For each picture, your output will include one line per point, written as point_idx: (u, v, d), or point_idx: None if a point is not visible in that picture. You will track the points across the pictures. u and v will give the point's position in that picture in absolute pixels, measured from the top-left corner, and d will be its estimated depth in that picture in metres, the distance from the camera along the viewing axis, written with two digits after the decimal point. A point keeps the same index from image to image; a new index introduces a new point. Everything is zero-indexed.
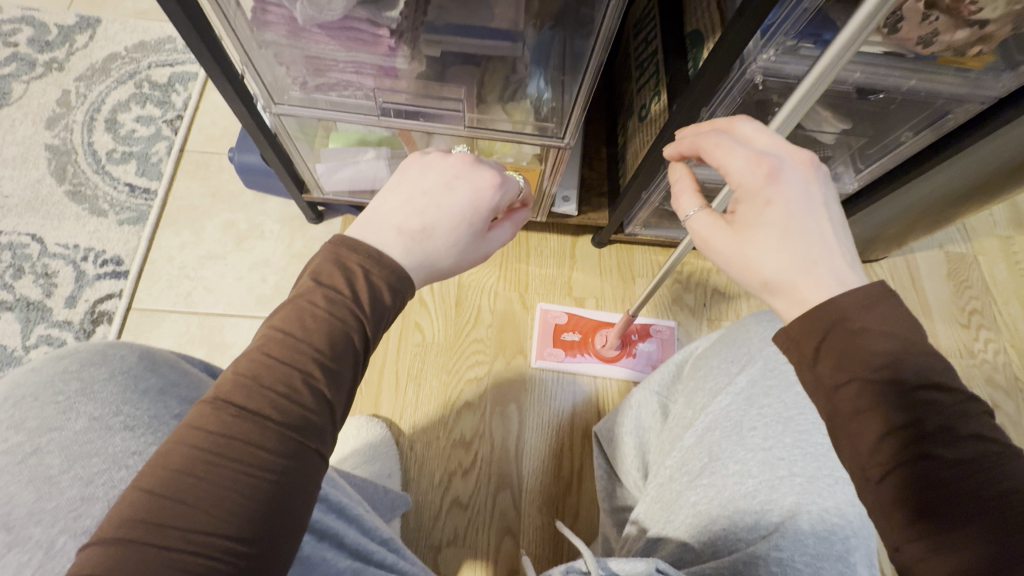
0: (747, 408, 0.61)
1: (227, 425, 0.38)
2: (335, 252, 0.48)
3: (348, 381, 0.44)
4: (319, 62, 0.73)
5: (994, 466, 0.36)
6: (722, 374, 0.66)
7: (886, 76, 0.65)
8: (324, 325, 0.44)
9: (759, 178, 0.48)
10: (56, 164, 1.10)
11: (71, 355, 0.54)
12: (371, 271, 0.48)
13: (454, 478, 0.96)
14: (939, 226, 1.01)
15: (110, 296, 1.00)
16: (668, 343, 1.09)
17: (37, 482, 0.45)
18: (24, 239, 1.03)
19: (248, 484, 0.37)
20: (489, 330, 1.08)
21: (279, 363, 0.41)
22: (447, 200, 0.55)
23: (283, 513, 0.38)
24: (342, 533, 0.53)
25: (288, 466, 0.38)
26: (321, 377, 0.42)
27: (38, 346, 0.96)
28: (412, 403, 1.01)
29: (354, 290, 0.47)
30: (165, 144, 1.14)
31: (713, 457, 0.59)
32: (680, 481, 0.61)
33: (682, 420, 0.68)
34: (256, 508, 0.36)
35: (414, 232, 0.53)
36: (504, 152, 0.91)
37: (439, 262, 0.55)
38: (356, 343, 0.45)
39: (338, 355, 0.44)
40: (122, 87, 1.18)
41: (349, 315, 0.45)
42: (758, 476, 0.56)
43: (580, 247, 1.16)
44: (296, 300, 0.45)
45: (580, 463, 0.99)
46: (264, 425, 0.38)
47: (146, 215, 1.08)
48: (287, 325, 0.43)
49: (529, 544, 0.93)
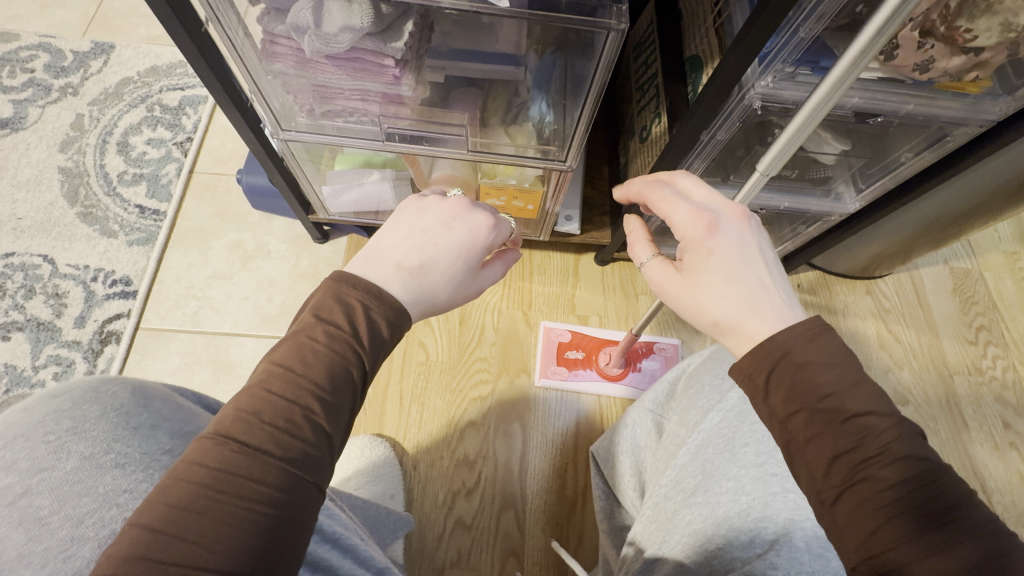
0: (738, 424, 0.61)
1: (227, 460, 0.38)
2: (337, 287, 0.49)
3: (347, 415, 0.45)
4: (325, 90, 0.75)
5: (922, 483, 0.41)
6: (713, 392, 0.66)
7: (885, 100, 0.66)
8: (324, 360, 0.44)
9: (701, 230, 0.54)
10: (68, 186, 1.12)
11: (64, 393, 0.55)
12: (370, 307, 0.49)
13: (457, 498, 0.96)
14: (945, 240, 1.01)
15: (119, 316, 1.02)
16: (672, 360, 1.08)
17: (28, 523, 0.45)
18: (36, 260, 1.05)
19: (246, 520, 0.37)
20: (493, 349, 1.08)
21: (280, 398, 0.42)
22: (443, 239, 0.56)
23: (280, 546, 0.38)
24: (337, 564, 0.55)
25: (286, 500, 0.39)
26: (320, 411, 0.43)
27: (48, 367, 0.97)
28: (416, 423, 1.01)
29: (355, 326, 0.48)
30: (175, 166, 1.16)
31: (707, 475, 0.58)
32: (674, 499, 0.61)
33: (675, 438, 0.68)
34: (254, 544, 0.37)
35: (412, 267, 0.54)
36: (507, 174, 0.92)
37: (436, 297, 0.55)
38: (355, 377, 0.46)
39: (337, 390, 0.44)
40: (133, 110, 1.20)
41: (349, 351, 0.46)
42: (752, 493, 0.55)
43: (583, 265, 1.17)
44: (296, 335, 0.46)
45: (584, 482, 0.98)
46: (264, 460, 0.39)
47: (155, 235, 1.09)
48: (288, 361, 0.44)
49: (533, 565, 0.92)
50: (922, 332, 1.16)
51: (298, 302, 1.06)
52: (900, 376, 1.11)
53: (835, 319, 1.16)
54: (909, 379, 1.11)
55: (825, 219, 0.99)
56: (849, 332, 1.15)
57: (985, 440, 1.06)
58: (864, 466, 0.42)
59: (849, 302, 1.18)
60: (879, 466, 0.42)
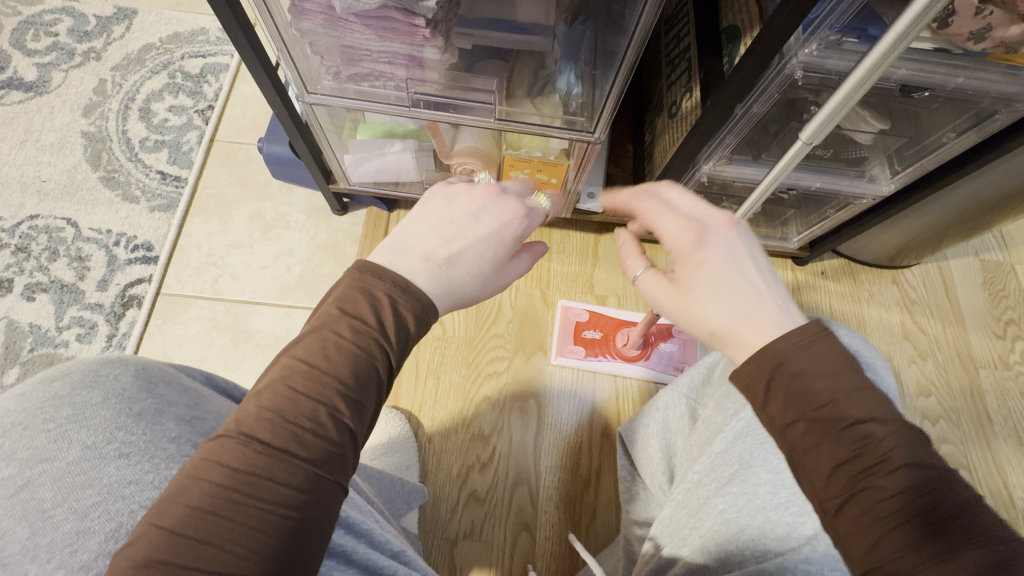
0: None
1: (249, 462, 0.37)
2: (361, 276, 0.48)
3: (371, 412, 0.44)
4: (353, 51, 0.74)
5: (927, 491, 0.39)
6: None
7: (933, 72, 0.65)
8: (349, 357, 0.43)
9: (689, 243, 0.53)
10: (91, 151, 1.13)
11: (63, 376, 0.50)
12: (397, 299, 0.48)
13: (472, 471, 0.96)
14: (977, 231, 0.99)
15: (140, 281, 1.03)
16: (690, 344, 1.07)
17: (30, 517, 0.42)
18: (60, 224, 1.06)
19: (269, 524, 0.36)
20: (510, 326, 1.07)
21: (303, 395, 0.41)
22: (472, 229, 0.55)
23: (304, 546, 0.37)
24: (351, 550, 0.49)
25: (307, 501, 0.38)
26: (344, 407, 0.42)
27: (71, 328, 0.98)
28: (432, 397, 1.01)
29: (381, 319, 0.46)
30: (196, 134, 1.16)
31: (744, 465, 0.55)
32: (708, 485, 0.58)
33: (711, 425, 0.65)
34: (276, 547, 0.36)
35: (440, 259, 0.53)
36: (531, 146, 0.90)
37: (464, 290, 0.54)
38: (381, 372, 0.45)
39: (363, 386, 0.43)
40: (156, 77, 1.20)
41: (374, 346, 0.45)
42: (792, 487, 0.53)
43: (603, 245, 1.15)
44: (319, 329, 0.44)
45: (600, 468, 0.97)
46: (287, 463, 0.38)
47: (176, 202, 1.09)
48: (310, 356, 0.43)
49: (547, 543, 0.92)
50: (949, 324, 1.13)
51: (317, 273, 1.06)
52: (923, 368, 1.09)
53: (858, 309, 1.14)
54: (932, 370, 1.09)
55: (854, 203, 0.97)
56: (873, 323, 1.13)
57: (1010, 436, 1.04)
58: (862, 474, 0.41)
59: (874, 291, 1.16)
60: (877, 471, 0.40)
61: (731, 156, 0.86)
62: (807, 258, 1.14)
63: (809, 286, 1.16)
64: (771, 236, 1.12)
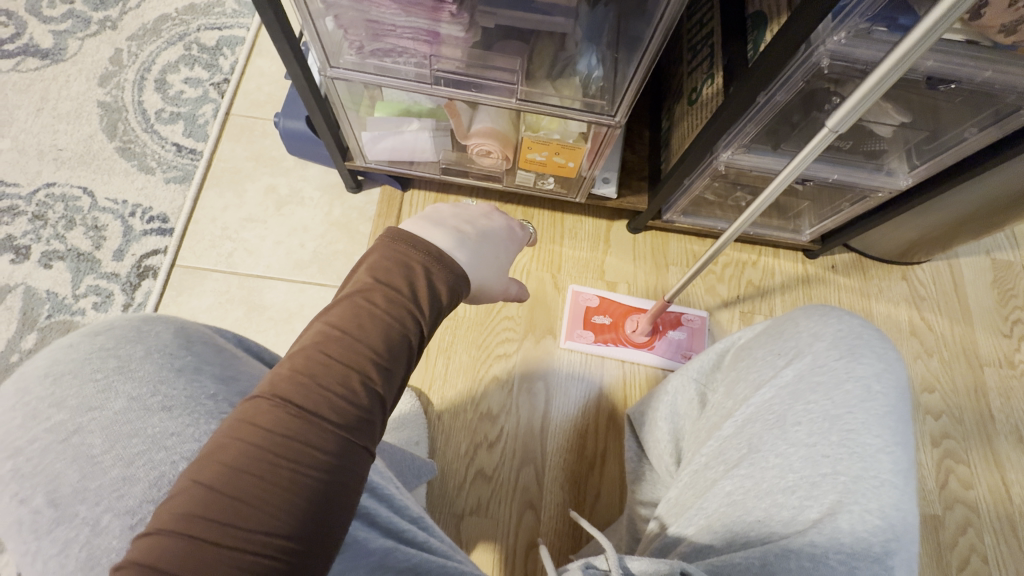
0: (792, 402, 0.56)
1: (284, 424, 0.38)
2: (393, 247, 0.50)
3: (399, 381, 0.45)
4: (378, 26, 0.74)
5: None
6: (768, 366, 0.61)
7: (960, 66, 0.65)
8: (381, 325, 0.44)
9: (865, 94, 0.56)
10: (107, 121, 1.13)
11: (107, 331, 0.51)
12: (430, 272, 0.50)
13: (479, 450, 0.98)
14: (990, 231, 0.99)
15: (155, 252, 1.03)
16: (698, 333, 1.08)
17: (80, 461, 0.43)
18: (76, 192, 1.07)
19: (302, 486, 0.37)
20: (520, 308, 1.08)
21: (337, 361, 0.42)
22: (488, 222, 0.62)
23: (334, 509, 0.38)
24: (374, 512, 0.51)
25: (338, 464, 0.39)
26: (375, 374, 0.43)
27: (87, 296, 0.99)
28: (441, 376, 1.02)
29: (413, 289, 0.48)
30: (211, 107, 1.15)
31: (753, 449, 0.55)
32: (715, 469, 0.58)
33: (721, 410, 0.64)
34: (309, 509, 0.37)
35: (468, 232, 0.57)
36: (551, 129, 0.89)
37: (482, 265, 0.57)
38: (411, 342, 0.46)
39: (394, 354, 0.44)
40: (171, 48, 1.19)
41: (405, 315, 0.46)
42: (799, 472, 0.52)
43: (615, 231, 1.15)
44: (353, 298, 0.45)
45: (605, 449, 0.99)
46: (321, 427, 0.39)
47: (191, 174, 1.10)
48: (345, 323, 0.44)
49: (551, 519, 0.94)
50: (956, 322, 1.13)
51: (330, 250, 1.07)
52: (929, 364, 1.10)
53: (865, 303, 1.14)
54: (937, 366, 1.10)
55: (870, 197, 0.96)
56: (881, 318, 1.13)
57: (1010, 434, 1.05)
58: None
59: (883, 286, 1.16)
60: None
61: (750, 145, 0.86)
62: (818, 251, 1.14)
63: (817, 280, 1.15)
64: (784, 229, 1.11)
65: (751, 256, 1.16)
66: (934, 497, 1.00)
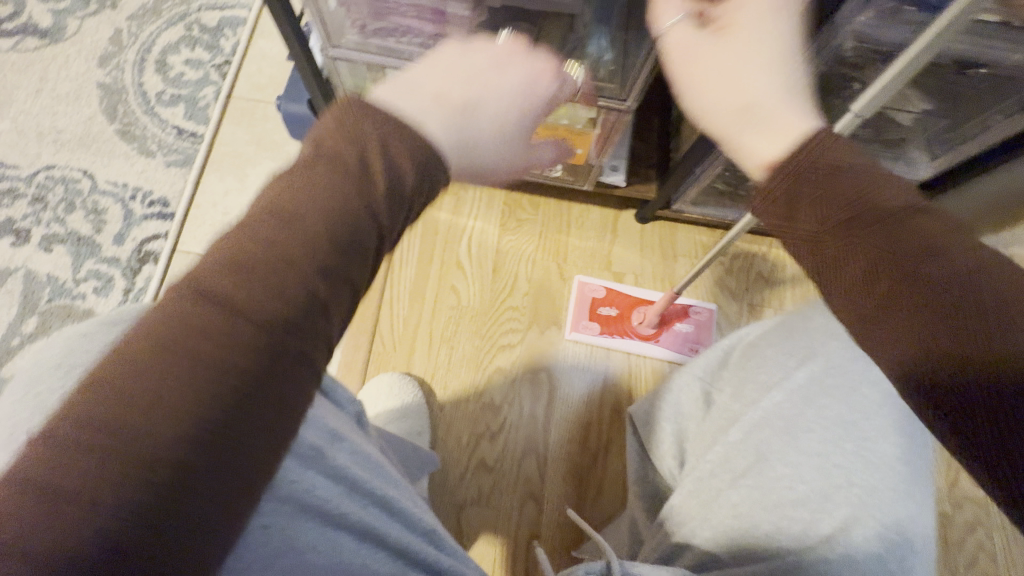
0: (803, 408, 0.55)
1: (198, 318, 0.31)
2: (304, 162, 0.37)
3: (302, 325, 0.33)
4: (381, 4, 0.72)
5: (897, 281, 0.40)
6: (777, 368, 0.58)
7: (992, 48, 0.61)
8: (323, 201, 0.35)
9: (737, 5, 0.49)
10: (107, 103, 1.11)
11: (125, 320, 0.47)
12: (391, 142, 0.38)
13: (481, 441, 0.96)
14: (1008, 225, 0.96)
15: (156, 237, 1.02)
16: (705, 326, 1.06)
17: None
18: (76, 175, 1.05)
19: (216, 392, 0.30)
20: (525, 298, 1.06)
21: (266, 241, 0.34)
22: (498, 80, 0.45)
23: (259, 425, 0.31)
24: (384, 530, 0.46)
25: (268, 372, 0.31)
26: (258, 313, 0.32)
27: (87, 280, 0.98)
28: (444, 365, 1.01)
29: (368, 164, 0.37)
30: (212, 89, 1.13)
31: (761, 458, 0.53)
32: (721, 477, 0.54)
33: (725, 412, 0.59)
34: (223, 419, 0.30)
35: (454, 104, 0.43)
36: (559, 114, 0.87)
37: (479, 150, 0.44)
38: (366, 227, 0.37)
39: (290, 287, 0.33)
40: (172, 28, 1.17)
41: (359, 192, 0.37)
42: (810, 482, 0.51)
43: (622, 221, 1.13)
44: (292, 174, 0.37)
45: (609, 440, 0.98)
46: (241, 321, 0.31)
47: (192, 158, 1.08)
48: (281, 202, 0.35)
49: (553, 512, 0.93)
50: None
51: None
52: None
53: None
54: None
55: None
56: None
57: None
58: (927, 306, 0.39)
59: None
60: (983, 307, 0.38)
61: None
62: None
63: None
64: None
65: (761, 249, 1.13)
66: (943, 495, 0.98)
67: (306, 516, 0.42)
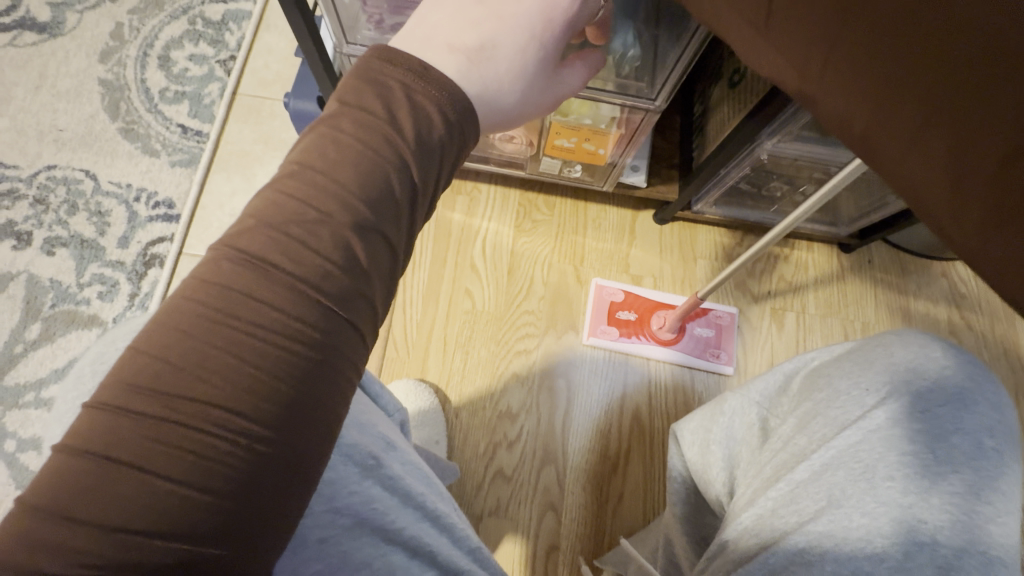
0: (886, 451, 0.46)
1: (241, 280, 0.29)
2: (326, 121, 0.34)
3: (345, 286, 0.30)
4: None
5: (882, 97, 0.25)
6: (855, 404, 0.50)
7: None
8: (352, 156, 0.32)
9: None
10: (109, 100, 1.07)
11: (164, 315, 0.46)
12: (414, 90, 0.35)
13: (498, 449, 0.94)
14: None
15: (161, 240, 0.99)
16: (727, 331, 1.03)
17: None
18: (78, 175, 1.02)
19: (271, 359, 0.28)
20: (542, 302, 1.03)
21: (297, 201, 0.31)
22: (509, 11, 0.40)
23: (317, 395, 0.29)
24: (435, 548, 0.41)
25: (324, 340, 0.29)
26: (298, 277, 0.29)
27: (91, 285, 0.95)
28: (459, 370, 0.98)
29: (393, 116, 0.34)
30: (217, 86, 1.10)
31: (833, 503, 0.45)
32: (784, 518, 0.46)
33: (789, 446, 0.50)
34: (283, 391, 0.28)
35: (469, 49, 0.39)
36: (581, 113, 0.83)
37: (501, 94, 0.40)
38: (394, 188, 0.33)
39: (326, 248, 0.30)
40: (175, 22, 1.13)
41: (386, 150, 0.33)
42: (892, 536, 0.43)
43: (640, 223, 1.10)
44: (319, 128, 0.34)
45: (630, 449, 0.96)
46: (285, 284, 0.29)
47: (198, 157, 1.05)
48: (309, 158, 0.32)
49: (573, 522, 0.91)
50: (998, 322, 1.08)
51: None
52: None
53: (904, 300, 1.08)
54: None
55: None
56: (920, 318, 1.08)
57: None
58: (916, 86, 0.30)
59: (923, 284, 1.10)
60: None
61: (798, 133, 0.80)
62: (855, 246, 1.07)
63: (853, 276, 1.09)
64: (819, 222, 1.06)
65: (783, 251, 1.10)
66: None
67: (361, 530, 0.38)
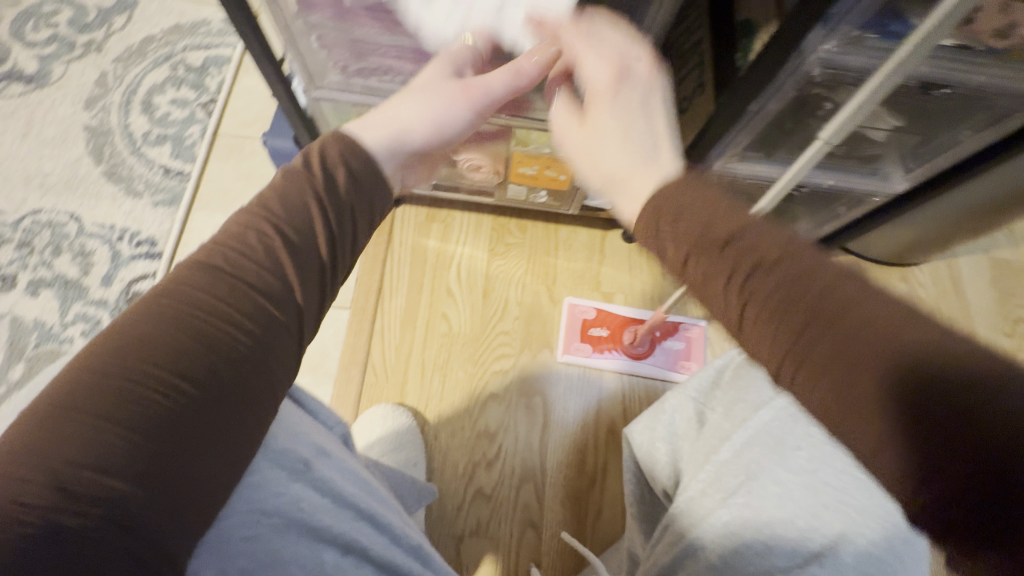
0: (792, 425, 0.52)
1: (200, 282, 0.38)
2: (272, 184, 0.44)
3: (280, 290, 0.40)
4: (362, 45, 0.74)
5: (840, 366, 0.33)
6: (766, 387, 0.57)
7: (953, 70, 0.63)
8: (289, 200, 0.43)
9: (608, 80, 0.49)
10: (93, 144, 1.11)
11: None
12: (330, 149, 0.45)
13: (477, 469, 0.96)
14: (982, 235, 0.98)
15: (144, 277, 1.02)
16: (696, 343, 1.07)
17: None
18: (63, 218, 1.05)
19: (215, 339, 0.36)
20: (516, 322, 1.06)
21: (249, 234, 0.41)
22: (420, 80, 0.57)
23: (251, 373, 0.37)
24: (369, 545, 0.43)
25: (261, 332, 0.38)
26: (240, 280, 0.39)
27: (75, 324, 0.98)
28: (438, 393, 1.00)
29: (313, 170, 0.44)
30: (199, 127, 1.14)
31: (752, 476, 0.50)
32: (713, 496, 0.52)
33: (718, 432, 0.57)
34: (222, 365, 0.36)
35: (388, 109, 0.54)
36: (540, 143, 0.89)
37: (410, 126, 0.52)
38: (322, 226, 0.43)
39: (262, 265, 0.40)
40: (157, 69, 1.18)
41: (312, 197, 0.43)
42: (801, 501, 0.48)
43: (610, 242, 1.14)
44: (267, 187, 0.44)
45: (605, 463, 0.98)
46: (232, 285, 0.39)
47: (179, 197, 1.08)
48: (266, 205, 0.42)
49: (550, 533, 0.92)
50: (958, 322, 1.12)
51: None
52: None
53: None
54: None
55: (865, 201, 0.96)
56: None
57: None
58: (931, 438, 0.29)
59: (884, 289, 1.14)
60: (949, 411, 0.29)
61: (744, 154, 0.86)
62: None
63: None
64: None
65: None
66: None
67: (291, 529, 0.39)
